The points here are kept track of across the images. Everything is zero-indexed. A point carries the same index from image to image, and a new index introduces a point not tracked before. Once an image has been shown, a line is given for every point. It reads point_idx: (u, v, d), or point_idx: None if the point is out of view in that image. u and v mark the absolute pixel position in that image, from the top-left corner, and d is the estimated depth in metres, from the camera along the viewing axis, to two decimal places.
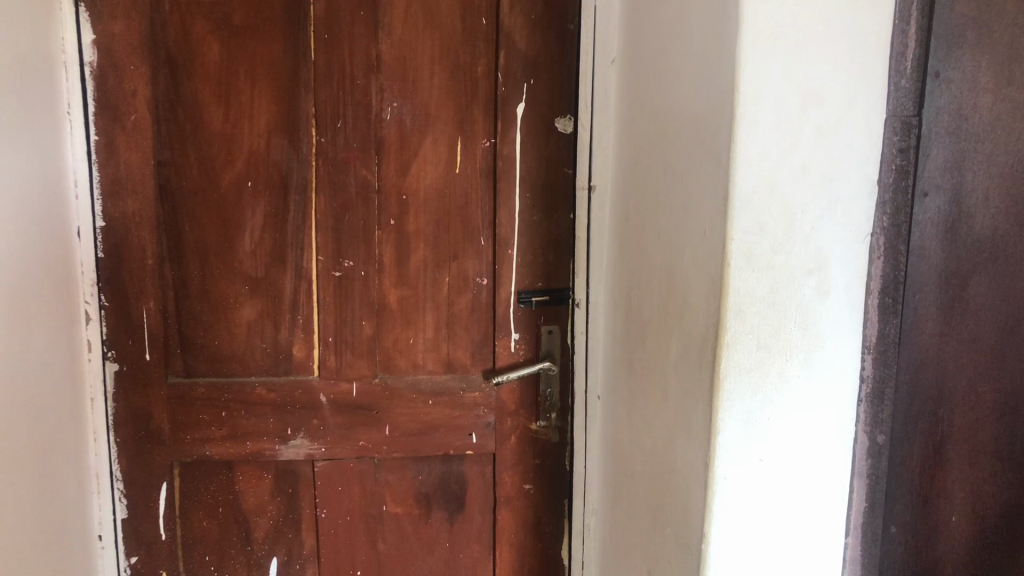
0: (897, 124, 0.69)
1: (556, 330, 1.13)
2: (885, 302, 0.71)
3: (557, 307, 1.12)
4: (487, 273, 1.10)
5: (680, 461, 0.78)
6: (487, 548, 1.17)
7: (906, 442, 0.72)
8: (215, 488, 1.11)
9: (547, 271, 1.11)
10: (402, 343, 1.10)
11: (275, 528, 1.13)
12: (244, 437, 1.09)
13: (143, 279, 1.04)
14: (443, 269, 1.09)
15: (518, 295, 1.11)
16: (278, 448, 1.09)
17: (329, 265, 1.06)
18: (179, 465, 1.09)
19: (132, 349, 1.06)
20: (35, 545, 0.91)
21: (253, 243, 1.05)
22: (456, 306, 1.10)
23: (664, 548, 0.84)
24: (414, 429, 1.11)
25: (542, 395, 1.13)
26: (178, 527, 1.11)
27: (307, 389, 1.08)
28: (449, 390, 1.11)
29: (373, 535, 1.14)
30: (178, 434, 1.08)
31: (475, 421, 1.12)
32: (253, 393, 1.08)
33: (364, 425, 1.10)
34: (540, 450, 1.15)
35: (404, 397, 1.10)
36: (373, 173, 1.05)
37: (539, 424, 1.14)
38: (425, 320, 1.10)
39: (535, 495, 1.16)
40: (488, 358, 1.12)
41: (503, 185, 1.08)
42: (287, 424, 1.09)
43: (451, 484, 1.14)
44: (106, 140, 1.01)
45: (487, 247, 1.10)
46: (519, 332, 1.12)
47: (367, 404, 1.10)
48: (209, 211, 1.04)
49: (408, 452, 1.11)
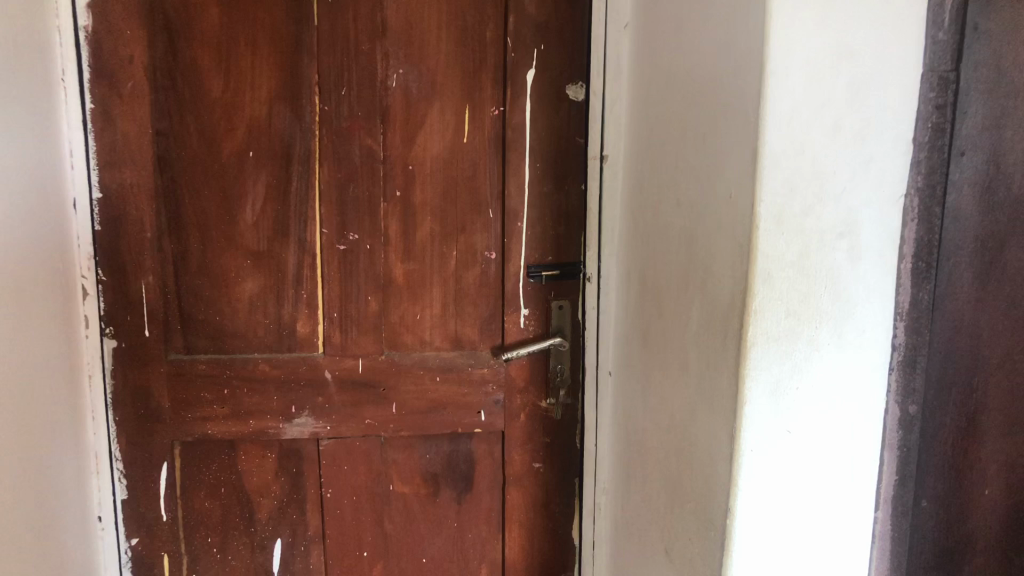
0: (934, 80, 0.66)
1: (567, 305, 1.10)
2: (918, 267, 0.68)
3: (567, 282, 1.09)
4: (496, 247, 1.07)
5: (702, 436, 0.76)
6: (496, 529, 1.14)
7: (938, 412, 0.71)
8: (217, 468, 1.08)
9: (558, 245, 1.08)
10: (408, 319, 1.07)
11: (279, 508, 1.10)
12: (247, 415, 1.06)
13: (141, 252, 1.01)
14: (450, 242, 1.06)
15: (527, 270, 1.07)
16: (282, 427, 1.07)
17: (334, 238, 1.03)
18: (180, 445, 1.06)
19: (131, 325, 1.02)
20: (34, 524, 0.89)
21: (255, 215, 1.02)
22: (463, 280, 1.07)
23: (684, 528, 0.81)
24: (421, 407, 1.08)
25: (552, 372, 1.10)
26: (179, 508, 1.08)
27: (312, 365, 1.06)
28: (458, 367, 1.08)
29: (380, 516, 1.12)
30: (179, 413, 1.05)
31: (484, 399, 1.09)
32: (256, 370, 1.05)
33: (370, 402, 1.07)
34: (550, 429, 1.12)
35: (412, 373, 1.07)
36: (378, 142, 1.02)
37: (549, 402, 1.11)
38: (432, 295, 1.07)
39: (545, 474, 1.14)
40: (497, 334, 1.09)
41: (513, 155, 1.05)
42: (291, 402, 1.06)
43: (459, 462, 1.12)
44: (102, 108, 0.98)
45: (496, 220, 1.07)
46: (528, 307, 1.09)
47: (373, 381, 1.07)
48: (210, 182, 1.01)
49: (416, 430, 1.09)
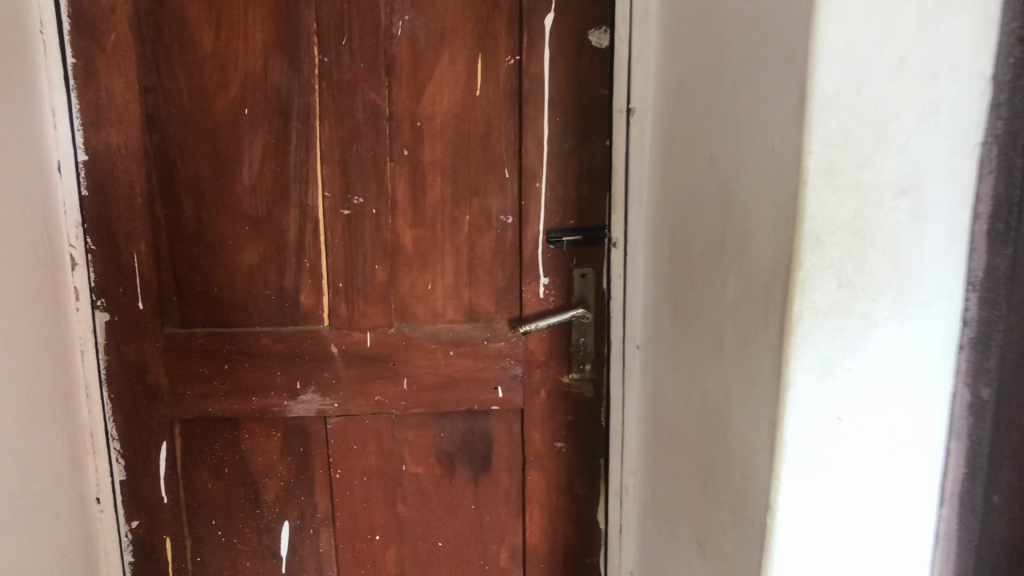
0: (1016, 9, 0.56)
1: (590, 273, 1.01)
2: (995, 229, 0.59)
3: (590, 249, 1.01)
4: (513, 210, 0.99)
5: (739, 422, 0.68)
6: (516, 512, 1.07)
7: (1016, 396, 0.61)
8: (219, 448, 1.02)
9: (580, 208, 0.99)
10: (419, 289, 1.00)
11: (286, 490, 1.04)
12: (250, 392, 0.99)
13: (132, 219, 0.94)
14: (463, 205, 0.98)
15: (547, 235, 0.99)
16: (286, 404, 1.00)
17: (336, 203, 0.96)
18: (180, 423, 1.00)
19: (124, 297, 0.96)
20: (25, 509, 0.83)
21: (253, 178, 0.95)
22: (477, 247, 0.99)
23: (719, 521, 0.74)
24: (434, 383, 1.01)
25: (575, 346, 1.02)
26: (181, 489, 1.02)
27: (316, 339, 0.98)
28: (473, 340, 1.00)
29: (393, 498, 1.05)
30: (177, 390, 0.99)
31: (501, 374, 1.01)
32: (258, 344, 0.98)
33: (380, 378, 1.00)
34: (572, 406, 1.04)
35: (423, 347, 1.00)
36: (383, 96, 0.94)
37: (571, 377, 1.03)
38: (443, 263, 1.00)
39: (568, 454, 1.06)
40: (514, 305, 1.02)
41: (531, 109, 0.96)
42: (296, 378, 0.99)
43: (476, 442, 1.04)
44: (84, 63, 0.90)
45: (512, 181, 0.98)
46: (548, 276, 1.01)
47: (382, 356, 1.00)
48: (204, 142, 0.94)
49: (429, 407, 1.01)
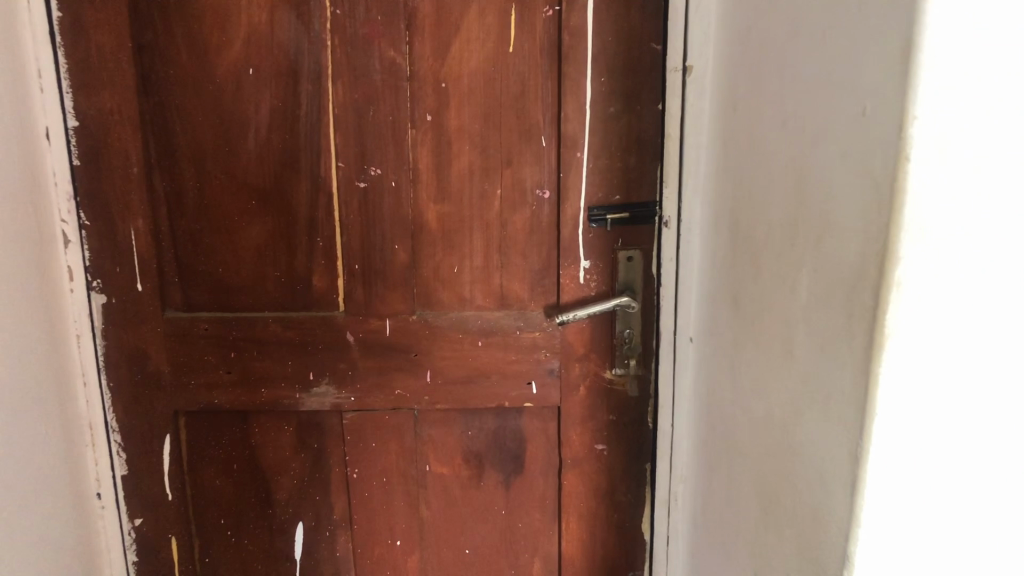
0: None
1: (638, 256, 0.89)
2: None
3: (638, 228, 0.88)
4: (550, 183, 0.87)
5: (808, 443, 0.57)
6: (551, 519, 0.97)
7: None
8: (228, 442, 0.93)
9: (627, 181, 0.87)
10: (444, 271, 0.89)
11: (299, 488, 0.95)
12: (259, 384, 0.91)
13: (128, 191, 0.86)
14: (493, 178, 0.87)
15: (589, 212, 0.87)
16: (299, 397, 0.91)
17: (351, 174, 0.86)
18: (185, 415, 0.92)
19: (121, 277, 0.88)
20: (17, 511, 0.76)
21: (259, 146, 0.86)
22: (510, 225, 0.88)
23: (780, 556, 0.63)
24: (461, 377, 0.91)
25: (620, 338, 0.90)
26: (187, 485, 0.94)
27: (331, 327, 0.89)
28: (504, 329, 0.89)
29: (415, 500, 0.96)
30: (181, 379, 0.90)
31: (536, 368, 0.91)
32: (267, 331, 0.89)
33: (400, 370, 0.90)
34: (616, 405, 0.93)
35: (448, 337, 0.90)
36: (403, 54, 0.83)
37: (615, 372, 0.92)
38: (471, 243, 0.89)
39: (610, 458, 0.94)
40: (551, 291, 0.90)
41: (571, 68, 0.84)
42: (308, 368, 0.90)
43: (507, 442, 0.94)
44: (72, 17, 0.81)
45: (550, 151, 0.86)
46: (590, 259, 0.89)
47: (403, 346, 0.90)
48: (206, 106, 0.84)
49: (455, 403, 0.91)
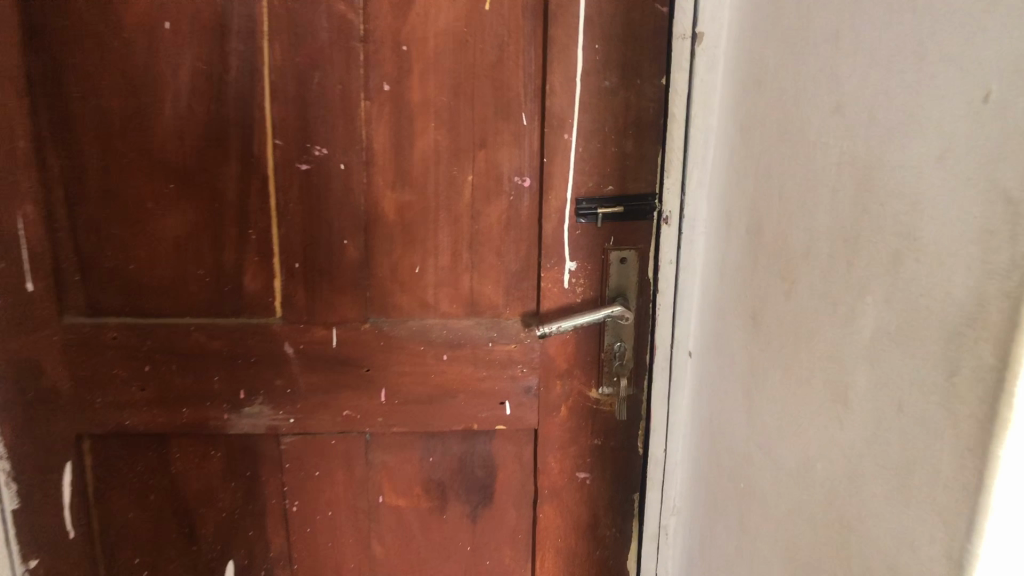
0: None
1: (632, 257, 0.76)
2: None
3: (634, 225, 0.75)
4: (532, 170, 0.73)
5: (870, 521, 0.44)
6: (524, 557, 0.84)
7: None
8: (143, 470, 0.79)
9: (622, 170, 0.73)
10: (403, 272, 0.75)
11: (229, 522, 0.81)
12: (180, 403, 0.76)
13: (14, 170, 0.70)
14: (463, 162, 0.73)
15: (576, 205, 0.74)
16: (227, 419, 0.77)
17: (291, 154, 0.71)
18: (89, 439, 0.77)
19: (6, 275, 0.72)
20: None
21: (177, 118, 0.70)
22: (482, 219, 0.74)
23: None
24: (422, 396, 0.77)
25: (608, 352, 0.77)
26: (94, 520, 0.80)
27: (266, 336, 0.75)
28: (474, 341, 0.76)
29: (366, 535, 0.82)
30: (83, 397, 0.75)
31: (511, 386, 0.77)
32: (188, 342, 0.75)
33: (349, 387, 0.77)
34: (601, 428, 0.80)
35: (407, 349, 0.76)
36: (356, 9, 0.68)
37: (601, 391, 0.79)
38: (436, 239, 0.75)
39: (593, 488, 0.82)
40: (530, 296, 0.77)
41: (559, 33, 0.69)
42: (239, 385, 0.76)
43: (474, 470, 0.81)
44: None
45: (532, 131, 0.72)
46: (576, 260, 0.75)
47: (353, 359, 0.76)
48: (112, 66, 0.69)
49: (414, 425, 0.78)
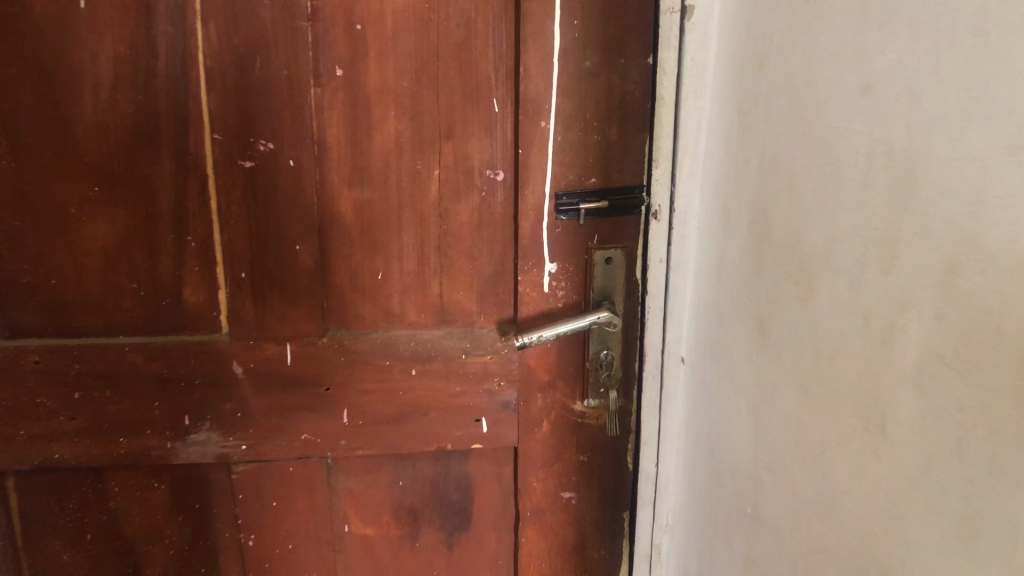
0: None
1: (618, 256, 0.68)
2: None
3: (620, 220, 0.68)
4: (505, 162, 0.66)
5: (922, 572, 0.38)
6: None
7: None
8: (77, 507, 0.70)
9: (606, 160, 0.66)
10: (364, 278, 0.68)
11: (178, 560, 0.73)
12: (116, 432, 0.68)
13: None
14: (428, 155, 0.65)
15: (556, 200, 0.66)
16: (171, 447, 0.69)
17: (233, 150, 0.62)
18: (15, 475, 0.69)
19: None
20: None
21: (100, 111, 0.62)
22: (451, 218, 0.67)
23: None
24: (389, 415, 0.70)
25: (594, 361, 0.70)
26: (25, 563, 0.71)
27: (211, 355, 0.66)
28: (445, 353, 0.68)
29: (332, 566, 0.75)
30: (5, 430, 0.66)
31: (487, 401, 0.70)
32: (122, 365, 0.66)
33: (307, 408, 0.69)
34: (587, 443, 0.73)
35: (371, 365, 0.68)
36: None
37: (587, 404, 0.72)
38: (401, 242, 0.67)
39: (580, 508, 0.75)
40: (506, 301, 0.70)
41: (534, 7, 0.62)
42: (183, 410, 0.68)
43: (449, 493, 0.74)
44: None
45: (505, 118, 0.65)
46: (556, 260, 0.68)
47: (310, 378, 0.68)
48: (21, 53, 0.60)
49: (381, 448, 0.70)
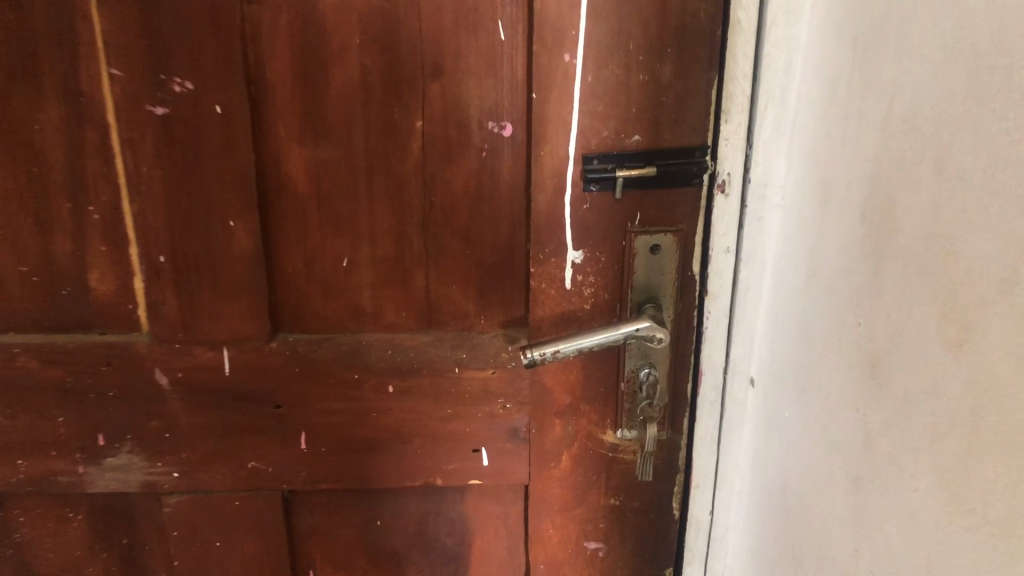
0: None
1: (669, 244, 0.50)
2: None
3: (671, 194, 0.49)
4: (514, 111, 0.48)
5: None
6: None
7: None
8: None
9: (657, 112, 0.47)
10: (325, 265, 0.51)
11: None
12: (13, 451, 0.53)
13: None
14: (408, 100, 0.47)
15: (586, 165, 0.48)
16: (83, 474, 0.54)
17: (140, 91, 0.46)
18: None
19: None
20: None
21: None
22: (440, 187, 0.49)
23: None
24: (360, 442, 0.53)
25: (632, 381, 0.53)
26: None
27: (126, 361, 0.51)
28: (433, 367, 0.52)
29: None
30: None
31: (489, 426, 0.53)
32: (14, 370, 0.51)
33: (254, 431, 0.53)
34: (620, 483, 0.56)
35: (334, 379, 0.52)
36: None
37: (621, 435, 0.54)
38: (372, 217, 0.50)
39: (608, 562, 0.58)
40: (515, 299, 0.52)
41: None
42: (95, 429, 0.52)
43: (440, 537, 0.58)
44: None
45: (513, 50, 0.46)
46: (583, 248, 0.50)
47: (257, 393, 0.52)
48: None
49: (351, 482, 0.55)
